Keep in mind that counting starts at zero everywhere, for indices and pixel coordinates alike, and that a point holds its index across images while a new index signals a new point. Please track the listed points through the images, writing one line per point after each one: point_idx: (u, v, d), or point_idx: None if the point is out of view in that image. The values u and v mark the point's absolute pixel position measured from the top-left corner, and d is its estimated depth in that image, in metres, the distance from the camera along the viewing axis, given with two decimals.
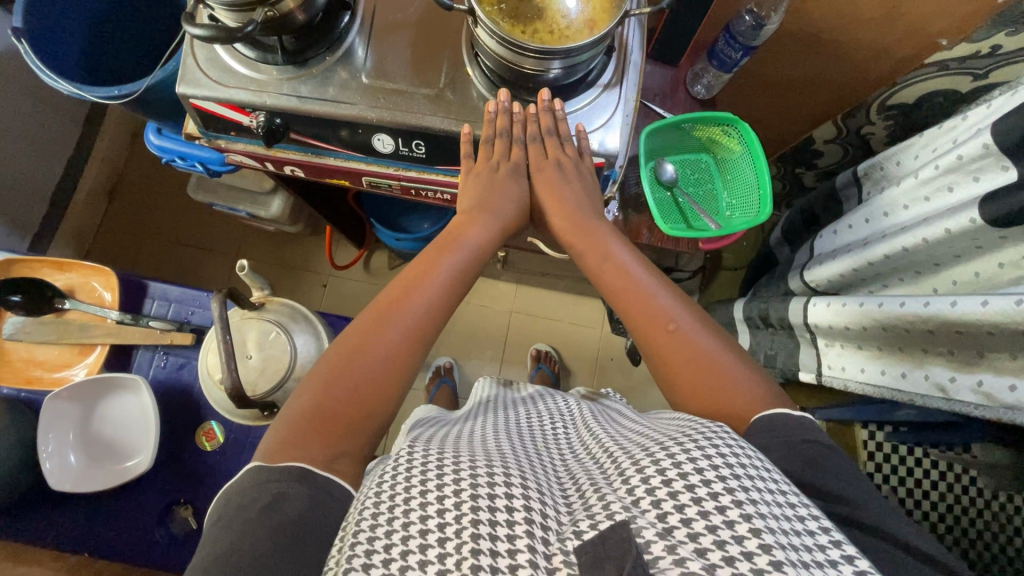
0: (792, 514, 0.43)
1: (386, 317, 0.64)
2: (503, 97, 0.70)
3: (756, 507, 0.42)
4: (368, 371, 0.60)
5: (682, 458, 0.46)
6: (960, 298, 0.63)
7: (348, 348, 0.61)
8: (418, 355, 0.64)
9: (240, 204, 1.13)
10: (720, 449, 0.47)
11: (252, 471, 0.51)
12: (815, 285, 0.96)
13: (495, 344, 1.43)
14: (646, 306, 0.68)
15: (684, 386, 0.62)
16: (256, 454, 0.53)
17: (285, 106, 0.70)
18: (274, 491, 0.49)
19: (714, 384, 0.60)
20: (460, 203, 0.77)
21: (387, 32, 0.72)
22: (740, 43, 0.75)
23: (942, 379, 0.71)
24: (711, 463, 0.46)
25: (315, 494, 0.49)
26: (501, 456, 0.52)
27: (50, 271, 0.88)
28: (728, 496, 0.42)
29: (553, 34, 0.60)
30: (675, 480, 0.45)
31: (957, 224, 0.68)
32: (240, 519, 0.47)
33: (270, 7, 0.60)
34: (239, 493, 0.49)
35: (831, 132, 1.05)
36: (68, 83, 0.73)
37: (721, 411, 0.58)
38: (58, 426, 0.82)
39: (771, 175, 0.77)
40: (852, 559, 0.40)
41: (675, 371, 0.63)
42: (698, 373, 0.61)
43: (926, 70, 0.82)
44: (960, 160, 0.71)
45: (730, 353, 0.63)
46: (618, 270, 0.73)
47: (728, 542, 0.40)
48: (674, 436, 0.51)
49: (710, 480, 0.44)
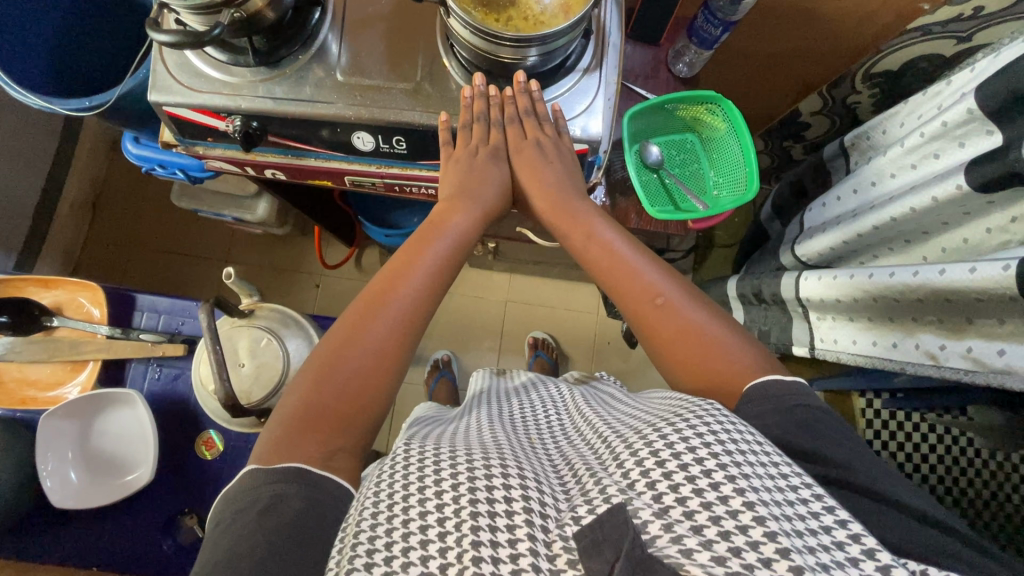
0: (784, 485, 0.44)
1: (378, 307, 0.64)
2: (479, 80, 0.69)
3: (749, 481, 0.43)
4: (362, 362, 0.60)
5: (674, 437, 0.47)
6: (948, 267, 0.63)
7: (340, 341, 0.61)
8: (410, 343, 0.64)
9: (226, 210, 1.12)
10: (711, 426, 0.47)
11: (250, 473, 0.51)
12: (806, 259, 0.96)
13: (493, 334, 1.43)
14: (634, 284, 0.68)
15: (678, 357, 0.62)
16: (253, 457, 0.53)
17: (261, 108, 0.68)
18: (273, 492, 0.49)
19: (706, 353, 0.61)
20: (442, 190, 0.76)
21: (360, 27, 0.70)
22: (719, 19, 0.72)
23: (931, 346, 0.71)
24: (701, 440, 0.46)
25: (312, 493, 0.50)
26: (496, 447, 0.53)
27: (37, 290, 0.87)
28: (721, 473, 0.43)
29: (528, 21, 0.60)
30: (668, 460, 0.45)
31: (944, 190, 0.68)
32: (239, 522, 0.47)
33: (238, 7, 0.58)
34: (237, 497, 0.49)
35: (817, 103, 1.04)
36: (37, 97, 0.71)
37: (714, 378, 0.59)
38: (56, 446, 0.82)
39: (755, 151, 0.77)
40: (846, 525, 0.41)
41: (667, 341, 0.64)
42: (688, 344, 0.62)
43: (908, 36, 0.80)
44: (946, 126, 0.71)
45: (717, 321, 0.63)
46: (605, 252, 0.72)
47: (723, 518, 0.40)
48: (668, 416, 0.52)
49: (702, 457, 0.44)
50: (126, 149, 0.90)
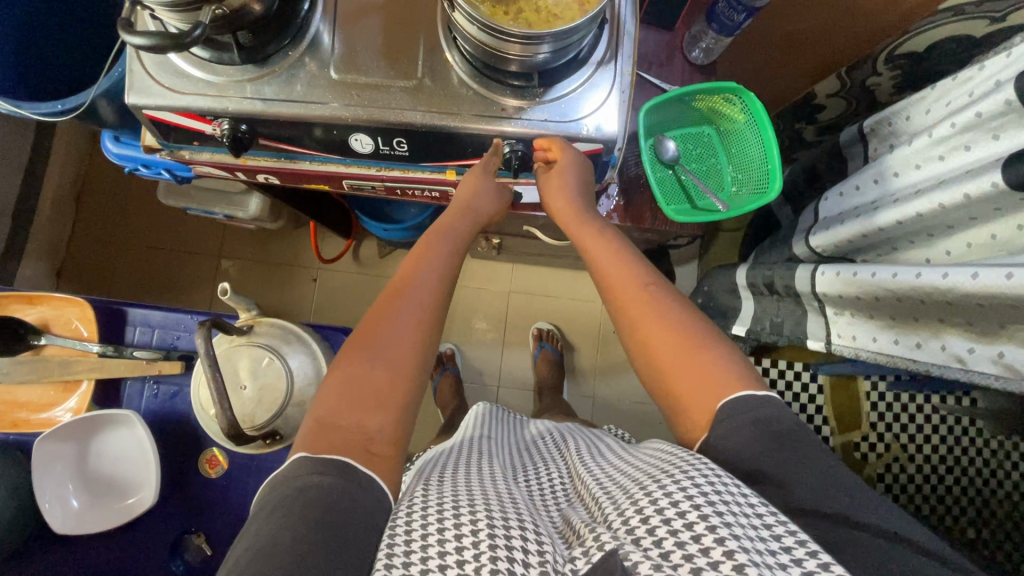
0: (767, 534, 0.42)
1: (394, 299, 0.62)
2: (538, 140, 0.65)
3: (731, 530, 0.41)
4: (380, 353, 0.59)
5: (657, 493, 0.45)
6: (982, 270, 0.60)
7: (359, 333, 0.61)
8: (428, 346, 0.62)
9: (216, 206, 1.07)
10: (695, 480, 0.45)
11: (299, 460, 0.51)
12: (821, 250, 0.93)
13: (497, 327, 1.40)
14: (625, 289, 0.64)
15: (658, 360, 0.59)
16: (298, 446, 0.53)
17: (249, 110, 0.63)
18: (316, 483, 0.48)
19: (689, 360, 0.57)
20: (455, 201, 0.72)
21: (354, 18, 0.65)
22: (742, 3, 0.67)
23: (958, 349, 0.69)
24: (685, 494, 0.44)
25: (350, 489, 0.49)
26: (509, 497, 0.51)
27: (21, 306, 0.83)
28: (701, 523, 0.41)
29: (541, 15, 0.55)
30: (653, 518, 0.43)
31: (978, 188, 0.65)
32: (284, 505, 0.47)
33: (219, 3, 0.53)
34: (282, 483, 0.49)
35: (834, 85, 0.97)
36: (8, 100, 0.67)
37: (690, 386, 0.56)
38: (55, 469, 0.80)
39: (779, 147, 0.72)
40: (828, 566, 0.39)
41: (649, 343, 0.60)
42: (672, 349, 0.58)
43: (938, 16, 0.75)
44: (979, 117, 0.67)
45: (708, 331, 0.59)
46: (603, 251, 0.68)
47: (705, 568, 0.39)
48: (659, 470, 0.50)
49: (684, 511, 0.43)
50: (106, 149, 0.84)
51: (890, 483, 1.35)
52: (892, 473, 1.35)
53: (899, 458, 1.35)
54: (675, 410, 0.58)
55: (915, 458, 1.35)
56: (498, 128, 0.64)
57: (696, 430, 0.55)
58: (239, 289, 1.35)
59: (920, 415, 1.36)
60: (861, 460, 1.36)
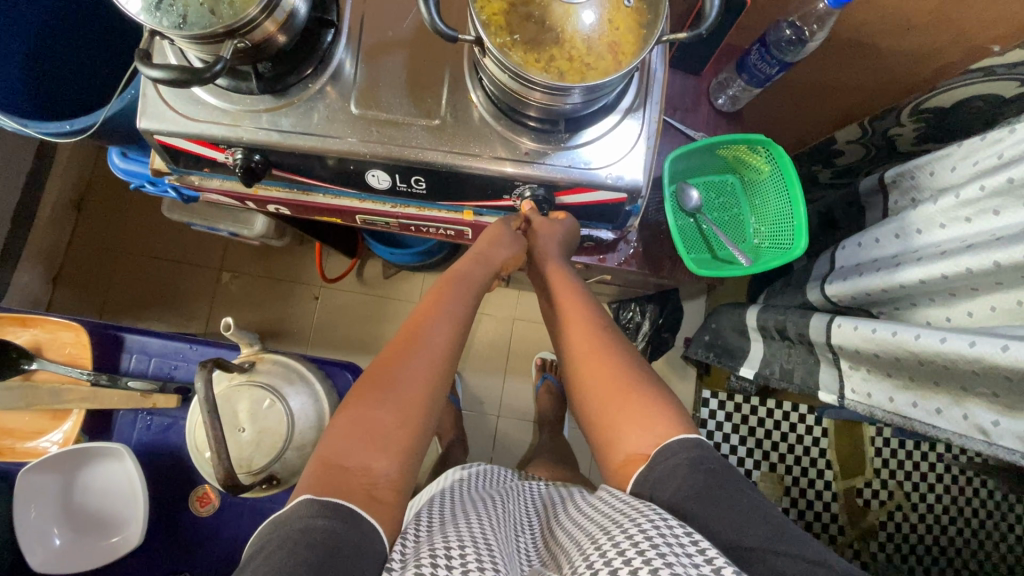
0: (707, 569, 0.41)
1: (411, 340, 0.60)
2: (564, 194, 0.66)
3: (669, 565, 0.41)
4: (389, 395, 0.57)
5: (606, 545, 0.45)
6: (1013, 344, 0.58)
7: (372, 366, 0.59)
8: (439, 393, 0.60)
9: (222, 223, 1.04)
10: (640, 525, 0.45)
11: (303, 502, 0.48)
12: (837, 300, 0.90)
13: (500, 355, 1.37)
14: (602, 359, 0.63)
15: (606, 405, 0.60)
16: (301, 489, 0.50)
17: (264, 141, 0.61)
18: (322, 527, 0.46)
19: (624, 402, 0.59)
20: (481, 242, 0.70)
21: (378, 53, 0.63)
22: (776, 58, 0.73)
23: (982, 420, 0.67)
24: (631, 540, 0.44)
25: (354, 538, 0.46)
26: (499, 547, 0.49)
27: (13, 329, 0.82)
28: (644, 567, 0.41)
29: (574, 63, 0.53)
30: (600, 569, 0.43)
31: (1009, 257, 0.63)
32: (284, 549, 0.44)
33: (242, 37, 0.51)
34: (283, 522, 0.46)
35: (855, 133, 0.94)
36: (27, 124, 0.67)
37: (632, 425, 0.58)
38: (36, 504, 0.77)
39: (805, 204, 0.72)
40: None
41: (602, 394, 0.61)
42: (613, 399, 0.60)
43: (967, 76, 0.72)
44: (1011, 183, 0.66)
45: (647, 377, 0.62)
46: (581, 326, 0.66)
47: None
48: (610, 516, 0.49)
49: (629, 557, 0.42)
50: (112, 163, 0.82)
51: (892, 531, 1.32)
52: (895, 521, 1.32)
53: (902, 506, 1.33)
54: (608, 450, 0.59)
55: (920, 506, 1.33)
56: (515, 169, 0.62)
57: (632, 460, 0.56)
58: (238, 305, 1.33)
59: (925, 463, 1.34)
60: (864, 507, 1.33)
